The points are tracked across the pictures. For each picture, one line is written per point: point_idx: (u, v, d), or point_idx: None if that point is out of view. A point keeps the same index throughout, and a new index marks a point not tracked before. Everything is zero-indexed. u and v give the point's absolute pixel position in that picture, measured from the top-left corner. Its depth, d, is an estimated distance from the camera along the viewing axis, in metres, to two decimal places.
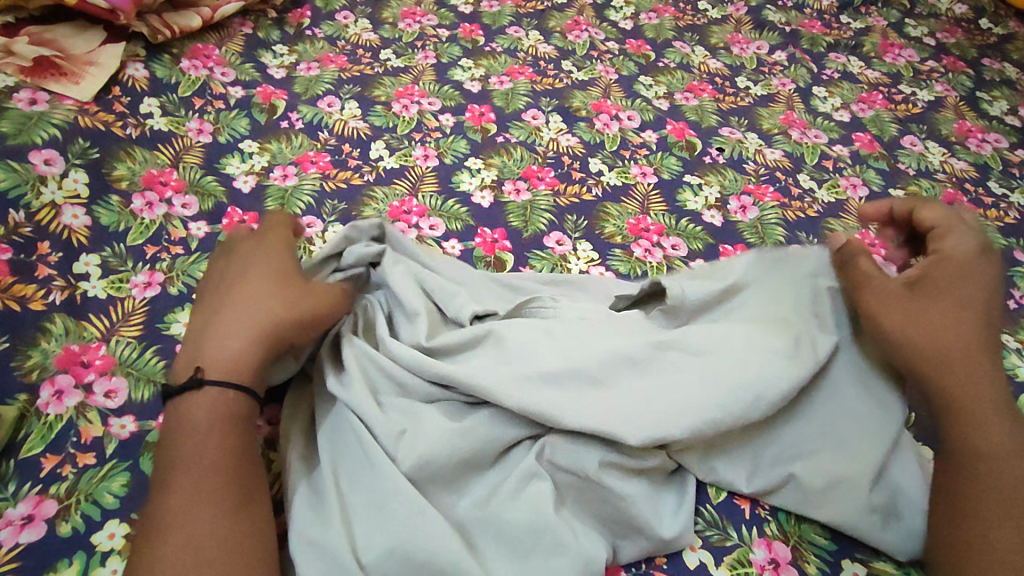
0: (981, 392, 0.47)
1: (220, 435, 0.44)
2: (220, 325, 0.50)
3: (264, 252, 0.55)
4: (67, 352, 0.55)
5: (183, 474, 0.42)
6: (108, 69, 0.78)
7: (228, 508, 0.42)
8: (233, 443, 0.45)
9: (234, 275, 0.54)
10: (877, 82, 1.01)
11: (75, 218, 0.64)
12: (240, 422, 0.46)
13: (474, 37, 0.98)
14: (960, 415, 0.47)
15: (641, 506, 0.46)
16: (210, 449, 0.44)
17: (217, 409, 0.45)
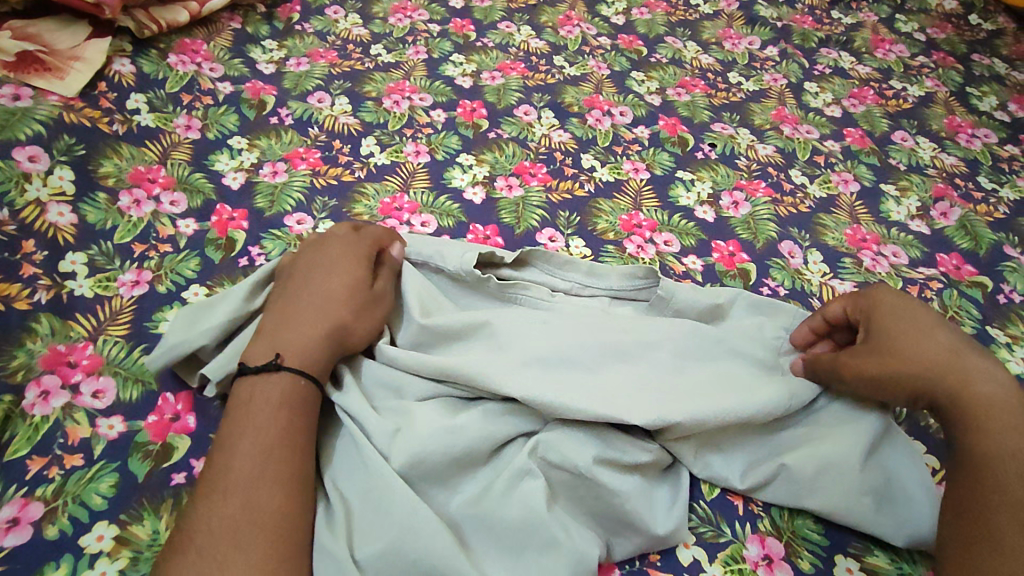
0: (983, 389, 0.46)
1: (288, 410, 0.44)
2: (300, 318, 0.48)
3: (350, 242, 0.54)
4: (53, 352, 0.54)
5: (249, 442, 0.42)
6: (93, 64, 0.77)
7: (288, 483, 0.41)
8: (299, 423, 0.44)
9: (322, 266, 0.52)
10: (868, 78, 1.01)
11: (61, 216, 0.63)
12: (307, 406, 0.45)
13: (465, 32, 0.97)
14: (971, 418, 0.46)
15: (635, 503, 0.46)
16: (273, 434, 0.42)
17: (289, 389, 0.45)
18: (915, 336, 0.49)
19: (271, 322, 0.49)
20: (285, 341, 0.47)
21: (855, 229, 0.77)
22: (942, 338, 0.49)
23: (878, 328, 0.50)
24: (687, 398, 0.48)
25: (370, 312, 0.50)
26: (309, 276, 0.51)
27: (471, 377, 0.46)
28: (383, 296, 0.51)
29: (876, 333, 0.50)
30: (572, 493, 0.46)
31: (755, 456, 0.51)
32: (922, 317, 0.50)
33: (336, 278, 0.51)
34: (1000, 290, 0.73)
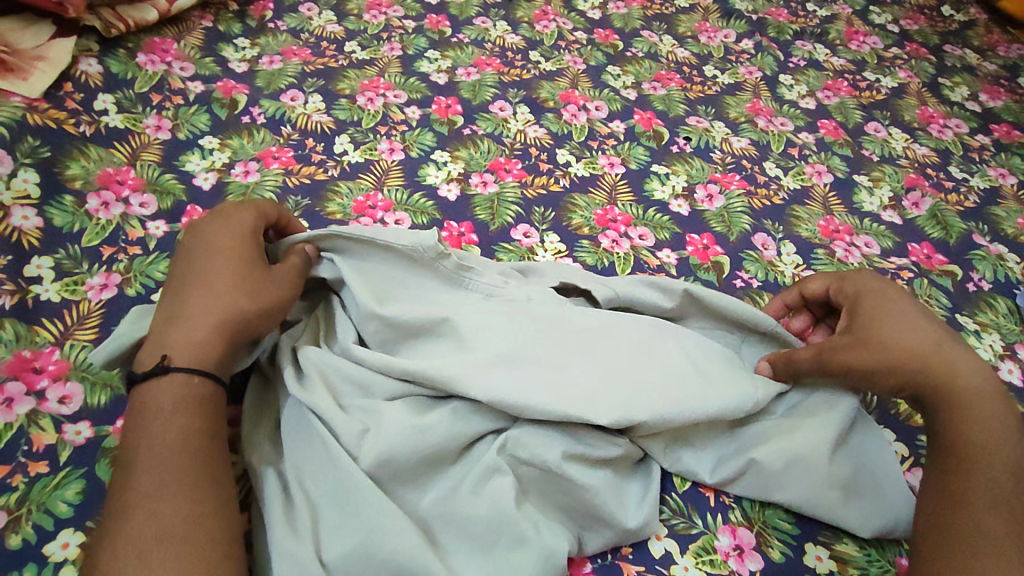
0: (967, 379, 0.48)
1: (187, 415, 0.44)
2: (191, 313, 0.48)
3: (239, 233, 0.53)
4: (18, 358, 0.53)
5: (149, 456, 0.42)
6: (59, 65, 0.75)
7: (195, 484, 0.41)
8: (199, 424, 0.44)
9: (203, 255, 0.51)
10: (842, 69, 1.02)
11: (26, 220, 0.62)
12: (206, 406, 0.45)
13: (440, 28, 0.97)
14: (953, 407, 0.48)
15: (605, 496, 0.46)
16: (169, 440, 0.42)
17: (184, 390, 0.44)
18: (896, 322, 0.50)
19: (162, 320, 0.49)
20: (175, 336, 0.47)
21: (828, 220, 0.78)
22: (931, 322, 0.51)
23: (867, 309, 0.52)
24: (639, 388, 0.48)
25: (267, 288, 0.50)
26: (192, 267, 0.51)
27: (437, 377, 0.46)
28: (280, 279, 0.51)
29: (863, 313, 0.52)
30: (540, 489, 0.46)
31: (725, 450, 0.51)
32: (909, 305, 0.52)
33: (220, 261, 0.51)
34: (969, 279, 0.74)
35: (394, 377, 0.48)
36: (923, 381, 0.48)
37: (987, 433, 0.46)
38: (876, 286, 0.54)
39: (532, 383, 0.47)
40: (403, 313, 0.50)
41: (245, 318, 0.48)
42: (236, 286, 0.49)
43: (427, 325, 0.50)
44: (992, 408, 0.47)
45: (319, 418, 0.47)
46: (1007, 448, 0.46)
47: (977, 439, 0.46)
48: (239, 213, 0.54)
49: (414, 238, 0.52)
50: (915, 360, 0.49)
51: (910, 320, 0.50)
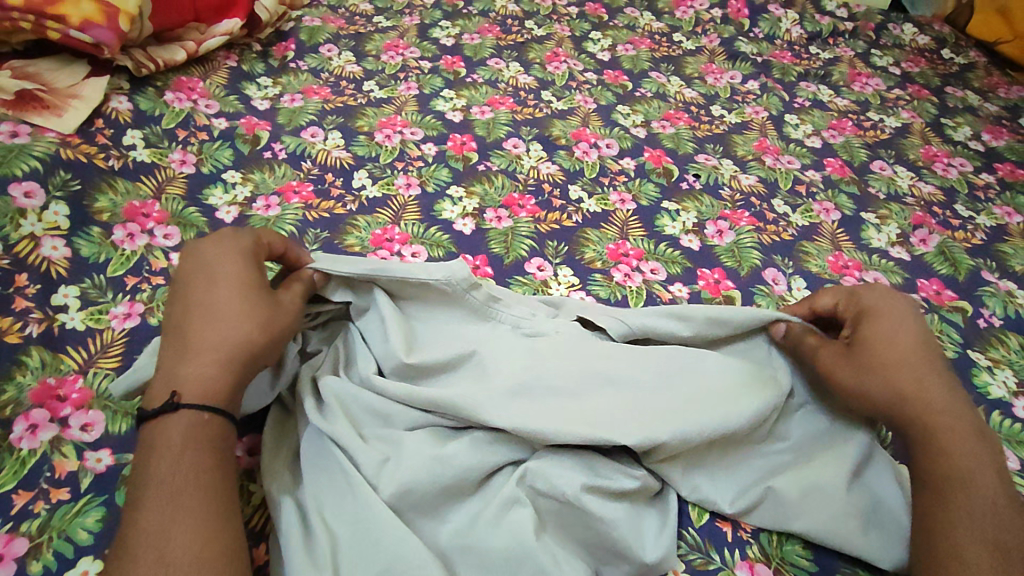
0: (942, 415, 0.49)
1: (198, 452, 0.44)
2: (195, 347, 0.48)
3: (236, 256, 0.53)
4: (44, 385, 0.54)
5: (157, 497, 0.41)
6: (91, 102, 0.78)
7: (204, 522, 0.41)
8: (209, 461, 0.44)
9: (202, 285, 0.51)
10: (846, 110, 1.05)
11: (55, 250, 0.64)
12: (217, 439, 0.46)
13: (455, 68, 1.00)
14: (929, 436, 0.49)
15: (623, 529, 0.46)
16: (182, 478, 0.43)
17: (192, 425, 0.45)
18: (891, 354, 0.51)
19: (167, 355, 0.49)
20: (183, 373, 0.47)
21: (837, 255, 0.79)
22: (921, 357, 0.51)
23: (865, 333, 0.53)
24: (660, 415, 0.49)
25: (272, 326, 0.51)
26: (192, 299, 0.51)
27: (458, 407, 0.47)
28: (286, 309, 0.52)
29: (860, 331, 0.54)
30: (557, 520, 0.46)
31: (743, 480, 0.51)
32: (912, 334, 0.53)
33: (223, 291, 0.51)
34: (979, 315, 0.74)
35: (415, 408, 0.49)
36: (900, 415, 0.50)
37: (965, 464, 0.47)
38: (886, 300, 0.56)
39: (553, 412, 0.48)
40: (428, 355, 0.51)
41: (256, 351, 0.49)
42: (244, 317, 0.49)
43: (451, 359, 0.51)
44: (965, 441, 0.48)
45: (340, 448, 0.47)
46: (981, 476, 0.46)
47: (939, 466, 0.47)
48: (234, 236, 0.54)
49: (447, 270, 0.53)
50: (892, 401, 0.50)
51: (899, 353, 0.51)
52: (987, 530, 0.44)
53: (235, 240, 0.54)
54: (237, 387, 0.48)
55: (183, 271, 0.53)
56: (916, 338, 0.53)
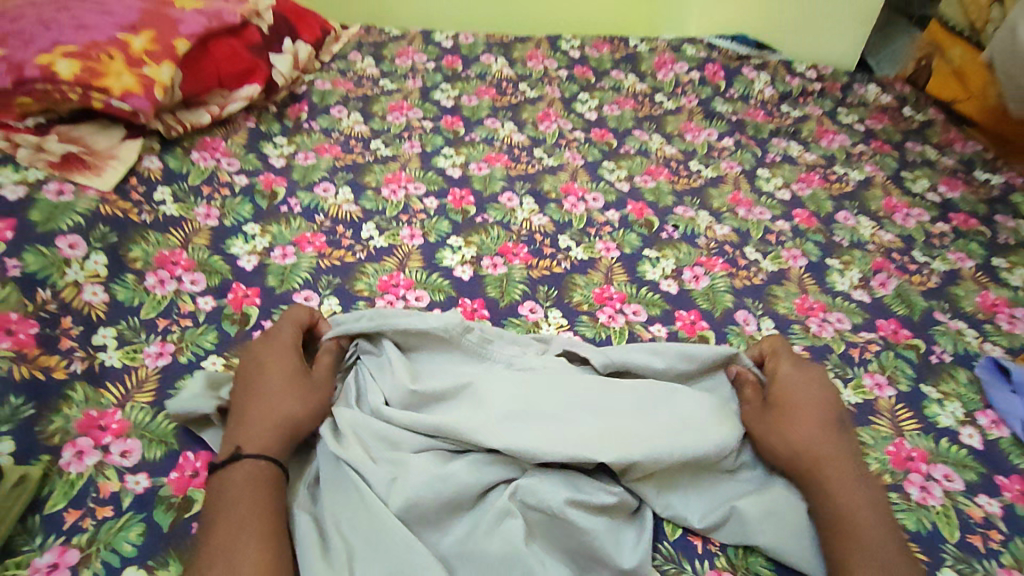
0: (832, 467, 0.57)
1: (266, 496, 0.51)
2: (253, 415, 0.57)
3: (283, 345, 0.63)
4: (87, 417, 0.61)
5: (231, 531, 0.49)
6: (127, 163, 0.86)
7: (265, 560, 0.48)
8: (268, 495, 0.52)
9: (257, 371, 0.61)
10: (813, 164, 1.14)
11: (95, 295, 0.71)
12: (275, 479, 0.53)
13: (455, 128, 1.10)
14: (823, 487, 0.57)
15: (602, 539, 0.52)
16: (246, 505, 0.50)
17: (253, 471, 0.53)
18: (790, 415, 0.60)
19: (229, 427, 0.57)
20: (244, 434, 0.55)
21: (803, 298, 0.87)
22: (813, 419, 0.60)
23: (772, 397, 0.63)
24: (635, 438, 0.56)
25: (314, 391, 0.59)
26: (248, 382, 0.60)
27: (458, 431, 0.54)
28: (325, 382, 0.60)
29: (772, 394, 0.63)
30: (544, 530, 0.52)
31: (712, 501, 0.58)
32: (808, 398, 0.62)
33: (274, 374, 0.60)
34: (932, 351, 0.81)
35: (420, 433, 0.55)
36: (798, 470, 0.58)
37: (852, 509, 0.55)
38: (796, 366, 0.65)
39: (541, 433, 0.55)
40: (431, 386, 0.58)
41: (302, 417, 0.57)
42: (291, 391, 0.58)
43: (452, 390, 0.58)
44: (851, 490, 0.56)
45: (355, 470, 0.54)
46: (865, 519, 0.54)
47: (834, 510, 0.55)
48: (283, 330, 0.65)
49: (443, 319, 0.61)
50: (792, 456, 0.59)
51: (795, 414, 0.61)
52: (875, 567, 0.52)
53: (285, 333, 0.64)
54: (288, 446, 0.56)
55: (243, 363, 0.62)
56: (813, 401, 0.62)
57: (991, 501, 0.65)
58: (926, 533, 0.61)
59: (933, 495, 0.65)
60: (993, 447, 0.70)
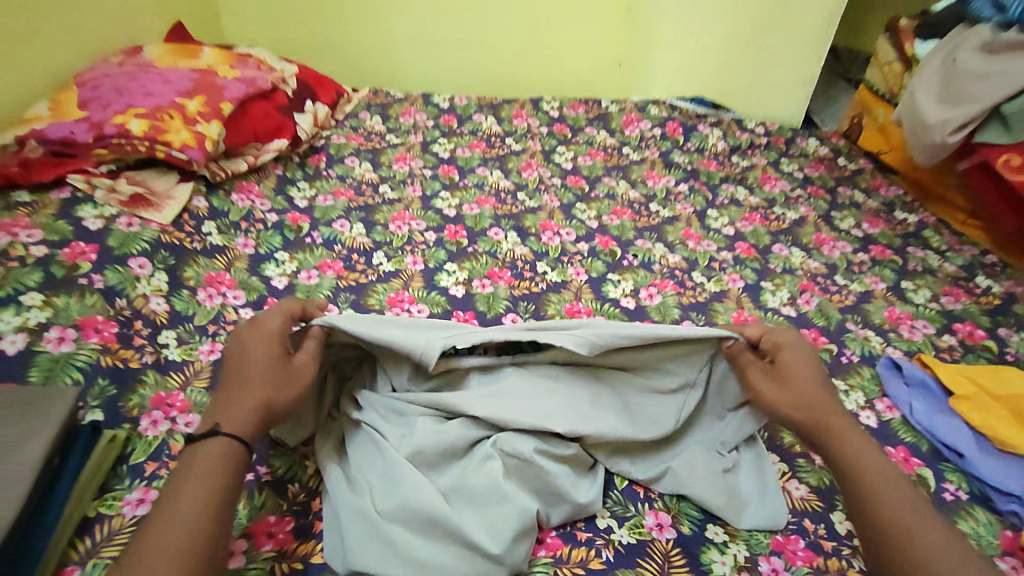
0: (841, 423, 0.69)
1: (221, 480, 0.58)
2: (230, 398, 0.64)
3: (264, 334, 0.70)
4: (158, 396, 0.78)
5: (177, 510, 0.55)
6: (181, 202, 1.04)
7: (200, 539, 0.54)
8: (227, 472, 0.59)
9: (239, 358, 0.68)
10: (756, 205, 1.34)
11: (159, 305, 0.88)
12: (236, 458, 0.60)
13: (451, 175, 1.30)
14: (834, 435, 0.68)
15: (562, 478, 0.68)
16: (205, 475, 0.58)
17: (222, 445, 0.60)
18: (804, 380, 0.71)
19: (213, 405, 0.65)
20: (223, 411, 0.63)
21: (739, 312, 1.05)
22: (817, 382, 0.71)
23: (784, 362, 0.73)
24: (587, 411, 0.72)
25: (289, 377, 0.67)
26: (233, 367, 0.68)
27: (450, 402, 0.70)
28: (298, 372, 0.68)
29: (782, 360, 0.73)
30: (520, 473, 0.68)
31: (651, 460, 0.75)
32: (809, 363, 0.73)
33: (252, 361, 0.67)
34: (843, 353, 0.98)
35: (423, 404, 0.71)
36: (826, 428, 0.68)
37: (867, 456, 0.66)
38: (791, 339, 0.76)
39: (514, 406, 0.71)
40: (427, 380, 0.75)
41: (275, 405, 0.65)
42: (267, 379, 0.66)
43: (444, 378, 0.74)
44: (859, 441, 0.67)
45: (373, 433, 0.70)
46: (873, 462, 0.65)
47: (851, 455, 0.66)
48: (268, 319, 0.72)
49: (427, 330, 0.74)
50: (814, 412, 0.69)
51: (808, 378, 0.71)
52: (896, 496, 0.62)
53: (267, 321, 0.72)
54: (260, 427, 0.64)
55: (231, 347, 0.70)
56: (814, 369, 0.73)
57: None
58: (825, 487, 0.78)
59: None
60: (886, 424, 0.88)
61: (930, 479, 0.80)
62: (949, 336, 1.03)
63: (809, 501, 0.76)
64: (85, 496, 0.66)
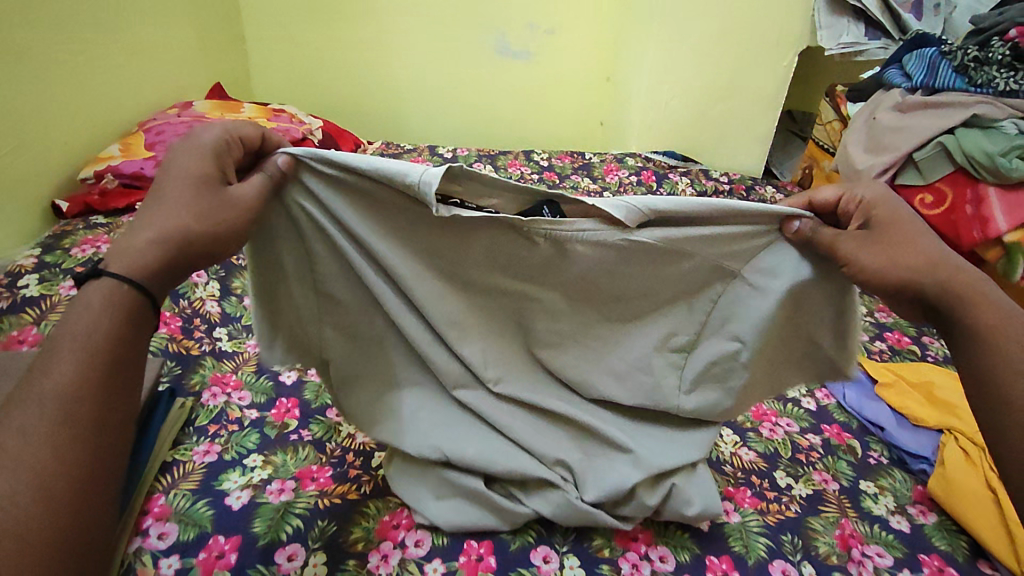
0: (967, 275, 0.60)
1: (95, 338, 0.49)
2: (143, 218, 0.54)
3: (200, 148, 0.58)
4: (217, 376, 0.94)
5: (33, 387, 0.47)
6: None
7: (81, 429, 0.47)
8: (120, 330, 0.50)
9: (166, 174, 0.56)
10: None
11: (212, 307, 1.07)
12: (134, 312, 0.51)
13: None
14: (963, 293, 0.60)
15: None
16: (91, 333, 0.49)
17: (112, 290, 0.50)
18: (914, 240, 0.62)
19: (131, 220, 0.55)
20: (127, 238, 0.53)
21: None
22: (924, 242, 0.62)
23: (881, 225, 0.63)
24: None
25: (218, 210, 0.56)
26: (158, 180, 0.56)
27: None
28: (232, 206, 0.57)
29: (875, 219, 0.64)
30: None
31: None
32: (910, 221, 0.63)
33: (183, 179, 0.56)
34: None
35: None
36: (934, 285, 0.60)
37: (997, 311, 0.59)
38: (886, 204, 0.65)
39: None
40: None
41: (198, 244, 0.54)
42: (189, 207, 0.55)
43: None
44: (988, 295, 0.60)
45: None
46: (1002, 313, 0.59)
47: (975, 313, 0.59)
48: (212, 131, 0.59)
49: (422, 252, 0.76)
50: (930, 268, 0.60)
51: (909, 240, 0.62)
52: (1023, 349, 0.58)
53: (205, 130, 0.60)
54: (173, 274, 0.54)
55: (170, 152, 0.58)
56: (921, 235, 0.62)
57: (815, 435, 0.97)
58: (772, 453, 0.92)
59: (778, 433, 0.97)
60: (823, 408, 1.03)
61: (857, 448, 0.95)
62: (881, 342, 1.21)
63: (755, 462, 0.90)
64: (162, 445, 0.79)
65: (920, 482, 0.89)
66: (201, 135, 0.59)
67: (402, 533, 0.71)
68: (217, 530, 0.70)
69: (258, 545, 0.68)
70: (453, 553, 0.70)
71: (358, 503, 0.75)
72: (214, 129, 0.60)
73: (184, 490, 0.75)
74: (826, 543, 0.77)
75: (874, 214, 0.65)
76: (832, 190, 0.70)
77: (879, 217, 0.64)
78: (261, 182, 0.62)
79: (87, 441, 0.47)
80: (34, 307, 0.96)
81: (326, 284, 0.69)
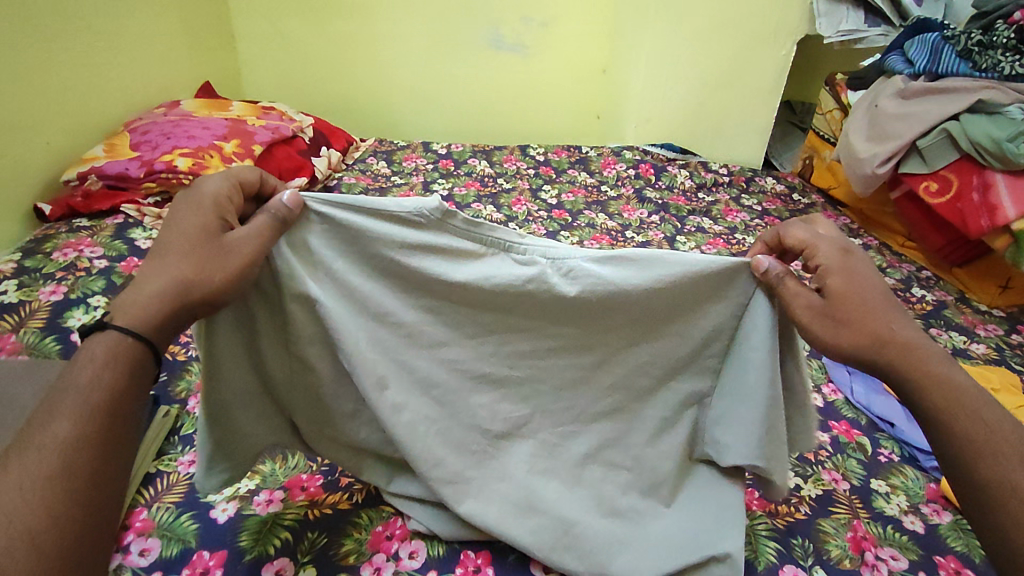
0: (922, 353, 0.57)
1: (96, 389, 0.49)
2: (147, 271, 0.54)
3: (204, 198, 0.57)
4: None
5: (32, 437, 0.46)
6: None
7: (86, 478, 0.46)
8: (123, 382, 0.50)
9: (171, 224, 0.56)
10: (720, 233, 1.48)
11: None
12: (135, 363, 0.51)
13: None
14: (914, 373, 0.57)
15: None
16: (94, 384, 0.49)
17: (117, 344, 0.50)
18: (866, 315, 0.59)
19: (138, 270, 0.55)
20: (130, 292, 0.53)
21: None
22: (876, 316, 0.59)
23: (838, 293, 0.60)
24: None
25: (217, 260, 0.55)
26: (161, 230, 0.56)
27: None
28: (231, 253, 0.56)
29: (831, 288, 0.60)
30: None
31: None
32: (866, 290, 0.60)
33: (187, 229, 0.55)
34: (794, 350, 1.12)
35: None
36: (879, 360, 0.58)
37: (953, 388, 0.56)
38: (848, 274, 0.61)
39: None
40: None
41: (199, 295, 0.54)
42: (189, 257, 0.54)
43: None
44: (945, 374, 0.57)
45: None
46: (963, 391, 0.56)
47: (928, 389, 0.56)
48: (219, 183, 0.59)
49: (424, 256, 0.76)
50: (877, 343, 0.58)
51: (863, 311, 0.59)
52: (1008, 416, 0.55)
53: (210, 180, 0.59)
54: (175, 327, 0.54)
55: (178, 202, 0.58)
56: (876, 309, 0.59)
57: (822, 433, 0.94)
58: None
59: None
60: (830, 404, 1.00)
61: (867, 446, 0.92)
62: None
63: None
64: (145, 455, 0.76)
65: (932, 480, 0.86)
66: (206, 186, 0.59)
67: (395, 544, 0.68)
68: (204, 545, 0.67)
69: (246, 560, 0.65)
70: (449, 565, 0.67)
71: (350, 513, 0.72)
72: (219, 179, 0.60)
73: (167, 503, 0.72)
74: (838, 546, 0.74)
75: (830, 281, 0.61)
76: (803, 231, 0.65)
77: (835, 286, 0.60)
78: (267, 225, 0.59)
79: (87, 493, 0.45)
80: (13, 314, 0.92)
81: (302, 350, 0.65)
